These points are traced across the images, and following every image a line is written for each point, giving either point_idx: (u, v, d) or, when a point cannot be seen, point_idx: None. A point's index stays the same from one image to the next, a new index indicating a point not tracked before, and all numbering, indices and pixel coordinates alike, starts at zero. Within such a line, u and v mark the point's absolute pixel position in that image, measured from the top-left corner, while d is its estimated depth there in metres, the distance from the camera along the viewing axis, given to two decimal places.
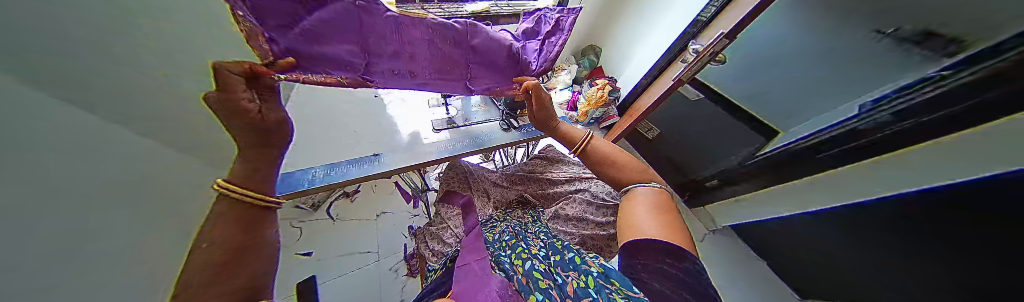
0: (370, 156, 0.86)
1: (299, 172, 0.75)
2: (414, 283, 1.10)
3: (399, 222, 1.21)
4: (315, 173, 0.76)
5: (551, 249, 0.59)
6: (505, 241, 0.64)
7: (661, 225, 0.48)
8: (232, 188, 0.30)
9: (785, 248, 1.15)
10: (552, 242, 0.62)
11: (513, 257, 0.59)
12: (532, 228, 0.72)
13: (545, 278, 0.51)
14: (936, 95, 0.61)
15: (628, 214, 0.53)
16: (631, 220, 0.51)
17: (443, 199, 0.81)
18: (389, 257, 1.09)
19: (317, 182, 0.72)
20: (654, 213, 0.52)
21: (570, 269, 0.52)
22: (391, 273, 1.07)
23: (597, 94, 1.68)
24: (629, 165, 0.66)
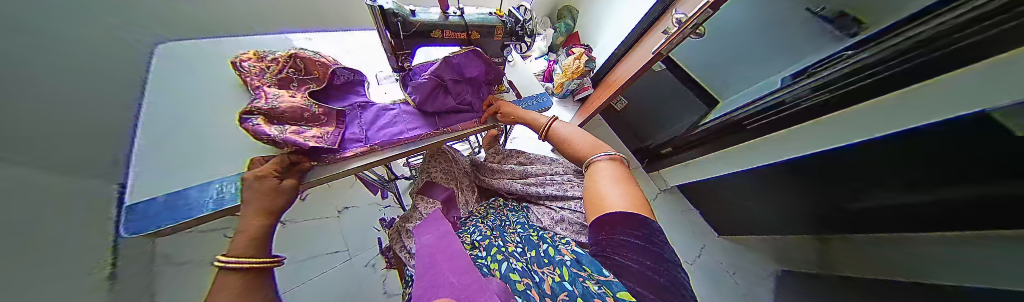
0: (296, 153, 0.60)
1: (196, 190, 0.48)
2: (395, 274, 1.07)
3: (365, 216, 1.13)
4: (216, 189, 0.47)
5: (528, 244, 0.49)
6: (476, 240, 0.52)
7: (627, 194, 0.36)
8: (238, 258, 0.28)
9: (714, 199, 1.44)
10: (528, 234, 0.52)
11: (487, 260, 0.46)
12: (509, 218, 0.60)
13: (523, 278, 0.39)
14: (833, 77, 0.72)
15: (592, 187, 0.40)
16: (596, 193, 0.38)
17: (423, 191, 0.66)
18: (362, 253, 1.03)
19: (206, 204, 0.46)
20: (619, 182, 0.38)
21: (547, 264, 0.42)
22: (366, 268, 1.01)
23: (575, 65, 1.53)
24: (584, 140, 0.50)
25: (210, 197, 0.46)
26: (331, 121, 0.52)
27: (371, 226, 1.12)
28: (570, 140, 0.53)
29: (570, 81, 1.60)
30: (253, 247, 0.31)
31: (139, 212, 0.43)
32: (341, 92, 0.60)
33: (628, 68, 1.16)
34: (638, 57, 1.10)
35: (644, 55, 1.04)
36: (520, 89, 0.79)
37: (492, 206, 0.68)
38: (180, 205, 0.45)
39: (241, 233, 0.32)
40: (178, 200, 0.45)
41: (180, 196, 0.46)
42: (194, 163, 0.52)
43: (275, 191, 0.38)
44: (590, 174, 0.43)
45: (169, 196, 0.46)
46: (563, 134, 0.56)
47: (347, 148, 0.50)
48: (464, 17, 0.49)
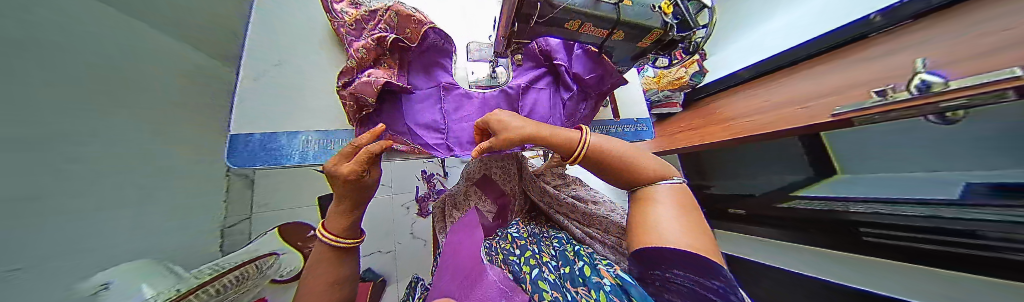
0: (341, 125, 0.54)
1: (285, 137, 0.49)
2: (424, 223, 1.18)
3: (411, 165, 1.21)
4: (301, 142, 0.49)
5: (563, 260, 0.41)
6: (512, 240, 0.49)
7: (688, 223, 0.28)
8: (319, 234, 0.34)
9: None
10: (563, 250, 0.45)
11: (519, 261, 0.41)
12: (549, 232, 0.55)
13: (554, 291, 0.31)
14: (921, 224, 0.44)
15: (639, 213, 0.32)
16: (643, 224, 0.30)
17: (482, 185, 0.66)
18: (403, 194, 1.16)
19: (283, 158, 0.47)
20: (682, 213, 0.29)
21: (582, 285, 0.32)
22: (403, 208, 1.15)
23: (678, 75, 1.15)
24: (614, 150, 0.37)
25: (296, 148, 0.49)
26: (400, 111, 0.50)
27: (414, 174, 1.21)
28: (621, 155, 0.37)
29: (658, 92, 1.26)
30: (346, 230, 0.35)
31: (238, 145, 0.46)
32: (424, 65, 0.52)
33: (750, 108, 0.86)
34: (773, 100, 0.79)
35: (792, 100, 0.71)
36: (620, 106, 0.64)
37: (535, 222, 0.60)
38: (273, 149, 0.48)
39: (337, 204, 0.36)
40: (272, 144, 0.48)
41: (275, 138, 0.49)
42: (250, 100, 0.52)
43: (354, 190, 0.35)
44: (639, 196, 0.34)
45: (264, 135, 0.48)
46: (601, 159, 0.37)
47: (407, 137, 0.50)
48: (619, 7, 0.34)
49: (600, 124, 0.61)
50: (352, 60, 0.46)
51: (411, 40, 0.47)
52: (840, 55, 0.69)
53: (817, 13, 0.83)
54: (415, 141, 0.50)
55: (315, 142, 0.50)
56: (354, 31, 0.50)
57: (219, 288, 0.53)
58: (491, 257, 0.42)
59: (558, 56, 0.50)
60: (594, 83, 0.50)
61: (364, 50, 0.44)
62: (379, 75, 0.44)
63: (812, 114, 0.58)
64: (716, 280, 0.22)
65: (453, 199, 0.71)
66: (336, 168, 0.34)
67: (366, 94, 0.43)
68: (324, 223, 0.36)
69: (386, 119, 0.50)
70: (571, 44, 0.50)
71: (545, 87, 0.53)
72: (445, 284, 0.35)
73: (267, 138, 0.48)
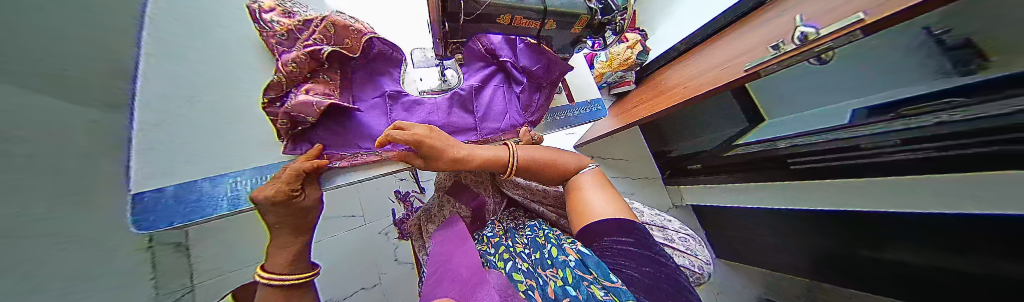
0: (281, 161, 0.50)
1: (207, 184, 0.43)
2: (408, 246, 1.12)
3: (382, 188, 1.13)
4: (228, 185, 0.44)
5: (535, 245, 0.42)
6: (487, 238, 0.49)
7: (610, 197, 0.41)
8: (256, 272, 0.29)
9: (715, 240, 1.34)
10: (535, 236, 0.45)
11: (495, 258, 0.41)
12: (524, 223, 0.54)
13: (526, 279, 0.31)
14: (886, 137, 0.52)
15: (577, 198, 0.43)
16: (580, 204, 0.41)
17: (454, 192, 0.64)
18: (379, 220, 1.09)
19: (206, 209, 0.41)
20: (604, 191, 0.43)
21: (551, 267, 0.33)
22: (381, 235, 1.07)
23: (626, 55, 1.24)
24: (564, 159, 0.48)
25: (222, 193, 0.43)
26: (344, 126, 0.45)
27: (387, 197, 1.13)
28: (550, 162, 0.46)
29: (613, 73, 1.34)
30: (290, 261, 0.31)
31: (148, 204, 0.38)
32: (368, 74, 0.50)
33: (687, 75, 0.96)
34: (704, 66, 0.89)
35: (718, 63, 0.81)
36: (574, 91, 0.67)
37: (512, 217, 0.60)
38: (193, 201, 0.41)
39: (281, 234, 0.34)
40: (190, 195, 0.41)
41: (192, 187, 0.42)
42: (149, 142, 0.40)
43: (288, 216, 0.34)
44: (572, 185, 0.46)
45: (180, 187, 0.41)
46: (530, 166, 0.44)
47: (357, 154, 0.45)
48: None
49: (558, 111, 0.63)
50: (280, 74, 0.41)
51: (353, 50, 0.45)
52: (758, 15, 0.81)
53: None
54: (362, 155, 0.46)
55: (245, 181, 0.46)
56: (286, 41, 0.45)
57: None
58: None
59: (502, 53, 0.51)
60: (541, 72, 0.52)
61: (297, 63, 0.41)
62: (318, 89, 0.41)
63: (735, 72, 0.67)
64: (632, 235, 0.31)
65: (426, 215, 0.67)
66: (270, 189, 0.33)
67: (306, 113, 0.39)
68: (261, 266, 0.30)
69: (326, 135, 0.44)
70: (512, 39, 0.50)
71: (500, 83, 0.53)
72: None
73: (181, 191, 0.41)
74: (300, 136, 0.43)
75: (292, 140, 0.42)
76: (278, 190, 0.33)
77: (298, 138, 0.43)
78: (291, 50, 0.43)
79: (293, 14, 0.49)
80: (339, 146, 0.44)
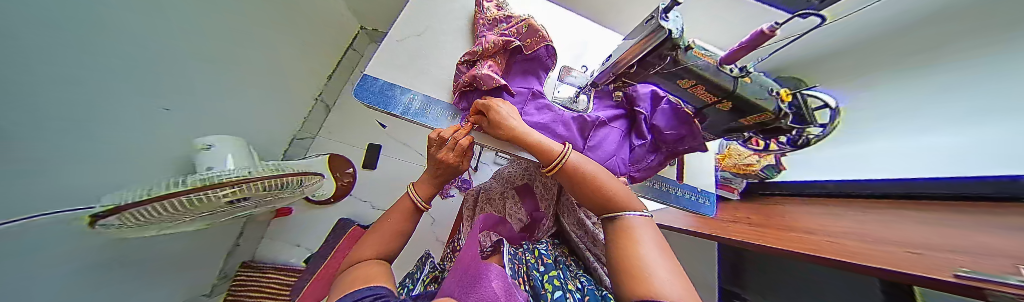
0: (437, 98, 0.56)
1: (399, 91, 0.54)
2: (439, 203, 1.26)
3: None
4: (408, 98, 0.53)
5: (586, 293, 0.37)
6: (536, 258, 0.48)
7: (679, 278, 0.27)
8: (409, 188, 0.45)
9: None
10: (592, 289, 0.39)
11: (541, 278, 0.41)
12: (575, 270, 0.50)
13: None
14: None
15: (627, 253, 0.30)
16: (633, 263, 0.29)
17: (523, 193, 0.68)
18: None
19: (379, 100, 0.50)
20: (665, 257, 0.29)
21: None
22: None
23: (743, 159, 1.07)
24: (616, 185, 0.40)
25: (402, 102, 0.53)
26: None
27: None
28: (598, 186, 0.39)
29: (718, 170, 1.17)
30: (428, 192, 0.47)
31: (366, 84, 0.52)
32: (527, 68, 0.60)
33: (826, 223, 0.76)
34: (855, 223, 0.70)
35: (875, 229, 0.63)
36: (686, 171, 0.63)
37: (562, 250, 0.59)
38: (385, 94, 0.52)
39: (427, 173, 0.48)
40: (387, 92, 0.52)
41: (391, 88, 0.53)
42: (386, 50, 0.56)
43: (461, 156, 0.45)
44: (618, 230, 0.34)
45: (385, 83, 0.53)
46: (574, 180, 0.41)
47: None
48: (739, 81, 0.37)
49: (662, 180, 0.60)
50: (477, 48, 0.54)
51: (529, 46, 0.56)
52: (908, 205, 0.66)
53: (915, 154, 0.75)
54: None
55: (419, 102, 0.54)
56: (488, 26, 0.59)
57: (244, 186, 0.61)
58: (513, 267, 0.44)
59: (642, 104, 0.52)
60: (672, 139, 0.50)
61: (492, 43, 0.53)
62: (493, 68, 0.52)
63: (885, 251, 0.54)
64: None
65: (487, 194, 0.75)
66: (449, 136, 0.45)
67: (484, 82, 0.50)
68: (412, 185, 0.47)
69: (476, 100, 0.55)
70: (661, 97, 0.51)
71: (618, 127, 0.55)
72: (454, 277, 0.36)
73: (383, 85, 0.53)
74: (466, 95, 0.55)
75: (460, 95, 0.55)
76: (461, 142, 0.45)
77: (463, 96, 0.56)
78: (491, 33, 0.56)
79: (501, 6, 0.64)
80: None
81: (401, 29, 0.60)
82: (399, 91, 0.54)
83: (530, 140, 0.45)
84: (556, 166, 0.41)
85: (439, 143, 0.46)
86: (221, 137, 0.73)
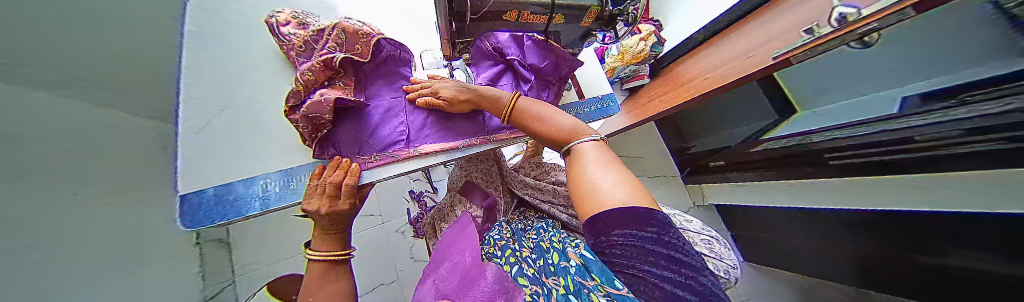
0: (293, 168, 0.48)
1: (242, 185, 0.44)
2: (422, 243, 1.20)
3: (398, 188, 1.23)
4: (260, 186, 0.45)
5: (540, 252, 0.40)
6: (496, 240, 0.47)
7: (629, 185, 0.25)
8: (305, 251, 0.37)
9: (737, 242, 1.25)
10: (541, 243, 0.43)
11: (502, 260, 0.39)
12: (533, 224, 0.55)
13: (532, 284, 0.30)
14: (949, 122, 0.44)
15: (577, 179, 0.29)
16: (582, 189, 0.27)
17: (467, 192, 0.65)
18: (394, 219, 1.18)
19: (223, 210, 0.41)
20: (614, 169, 0.27)
21: (554, 274, 0.32)
22: (397, 233, 1.16)
23: (637, 48, 1.20)
24: (563, 116, 0.37)
25: (255, 194, 0.44)
26: (353, 131, 0.47)
27: (401, 197, 1.22)
28: (544, 118, 0.39)
29: (625, 67, 1.29)
30: (337, 242, 0.40)
31: (193, 204, 0.41)
32: (382, 77, 0.52)
33: (704, 68, 0.97)
34: (725, 56, 0.89)
35: (743, 50, 0.80)
36: (586, 89, 0.67)
37: (524, 216, 0.61)
38: (229, 201, 0.42)
39: (317, 229, 0.41)
40: (227, 196, 0.43)
41: (230, 188, 0.44)
42: (193, 151, 0.45)
43: (352, 196, 0.41)
44: (570, 157, 0.33)
45: (218, 188, 0.43)
46: (525, 119, 0.40)
47: (392, 149, 0.49)
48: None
49: (569, 108, 0.62)
50: (298, 83, 0.42)
51: (365, 55, 0.46)
52: (762, 16, 0.81)
53: None
54: (377, 153, 0.48)
55: (276, 182, 0.46)
56: (304, 52, 0.47)
57: None
58: None
59: (509, 52, 0.52)
60: (548, 69, 0.51)
61: (311, 71, 0.41)
62: (333, 93, 0.41)
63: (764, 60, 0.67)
64: (654, 226, 0.19)
65: (439, 213, 0.70)
66: (330, 181, 0.39)
67: (322, 113, 0.40)
68: (308, 247, 0.39)
69: (347, 136, 0.46)
70: (520, 37, 0.51)
71: (508, 82, 0.53)
72: None
73: (220, 193, 0.43)
74: (327, 140, 0.45)
75: (320, 144, 0.44)
76: (347, 183, 0.40)
77: (325, 143, 0.45)
78: (311, 59, 0.45)
79: (305, 24, 0.53)
80: (356, 149, 0.47)
81: (193, 113, 0.48)
82: (241, 187, 0.44)
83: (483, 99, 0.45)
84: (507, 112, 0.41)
85: (321, 194, 0.39)
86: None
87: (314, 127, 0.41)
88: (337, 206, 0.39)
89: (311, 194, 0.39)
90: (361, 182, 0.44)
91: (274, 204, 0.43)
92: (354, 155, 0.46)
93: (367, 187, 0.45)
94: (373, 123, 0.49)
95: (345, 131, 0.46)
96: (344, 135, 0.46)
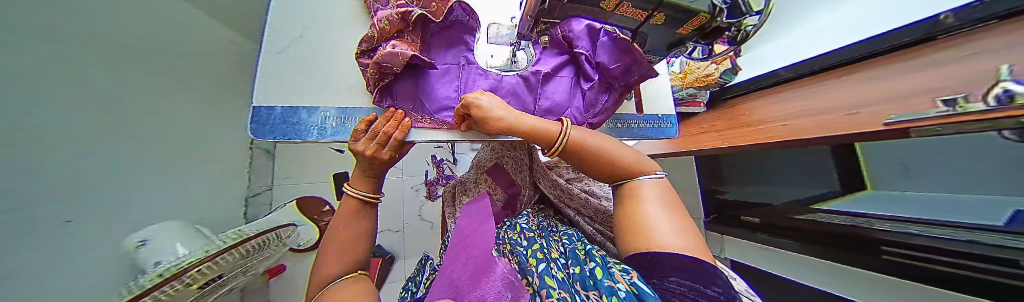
0: (349, 107, 0.51)
1: (305, 111, 0.49)
2: (431, 207, 1.24)
3: (422, 150, 1.28)
4: (320, 116, 0.49)
5: (572, 259, 0.40)
6: (523, 231, 0.48)
7: (682, 230, 0.29)
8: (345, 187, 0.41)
9: None
10: (573, 248, 0.43)
11: (526, 253, 0.41)
12: (558, 227, 0.54)
13: (560, 289, 0.30)
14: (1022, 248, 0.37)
15: (629, 210, 0.34)
16: (634, 222, 0.32)
17: (494, 172, 0.66)
18: (412, 178, 1.24)
19: (288, 129, 0.46)
20: (671, 213, 0.31)
21: (593, 289, 0.31)
22: (412, 191, 1.23)
23: (704, 71, 1.09)
24: (624, 152, 0.38)
25: (314, 123, 0.48)
26: (409, 87, 0.48)
27: (424, 159, 1.28)
28: (607, 153, 0.38)
29: (683, 89, 1.18)
30: (373, 186, 0.43)
31: (262, 117, 0.46)
32: (446, 39, 0.52)
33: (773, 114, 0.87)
34: (813, 105, 0.76)
35: (851, 105, 0.66)
36: (645, 102, 0.62)
37: (547, 215, 0.61)
38: (293, 123, 0.47)
39: (359, 170, 0.43)
40: (292, 118, 0.47)
41: (295, 112, 0.48)
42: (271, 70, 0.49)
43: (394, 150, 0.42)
44: (626, 196, 0.36)
45: (286, 109, 0.47)
46: (579, 156, 0.38)
47: (440, 114, 0.50)
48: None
49: (620, 118, 0.59)
50: (372, 30, 0.42)
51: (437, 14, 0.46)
52: (869, 73, 0.68)
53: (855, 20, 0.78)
54: (428, 115, 0.49)
55: (333, 117, 0.49)
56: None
57: (245, 251, 0.62)
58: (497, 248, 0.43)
59: (581, 44, 0.47)
60: (613, 76, 0.48)
61: (387, 20, 0.41)
62: (404, 48, 0.41)
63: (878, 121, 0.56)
64: (710, 286, 0.21)
65: (462, 185, 0.74)
66: (383, 131, 0.41)
67: (393, 65, 0.40)
68: (349, 184, 0.42)
69: (405, 92, 0.47)
70: (596, 30, 0.45)
71: (566, 75, 0.51)
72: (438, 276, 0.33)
73: (287, 114, 0.47)
74: (387, 90, 0.46)
75: (380, 92, 0.45)
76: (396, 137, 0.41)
77: (384, 92, 0.46)
78: (386, 8, 0.45)
79: None
80: (411, 104, 0.48)
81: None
82: (304, 113, 0.48)
83: (525, 126, 0.39)
84: (561, 148, 0.37)
85: (371, 140, 0.41)
86: (157, 227, 0.53)
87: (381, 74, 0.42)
88: (375, 153, 0.41)
89: (359, 134, 0.42)
90: (406, 139, 0.46)
91: (326, 135, 0.48)
92: (407, 109, 0.48)
93: (408, 144, 0.47)
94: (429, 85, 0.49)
95: (404, 86, 0.47)
96: (403, 90, 0.47)
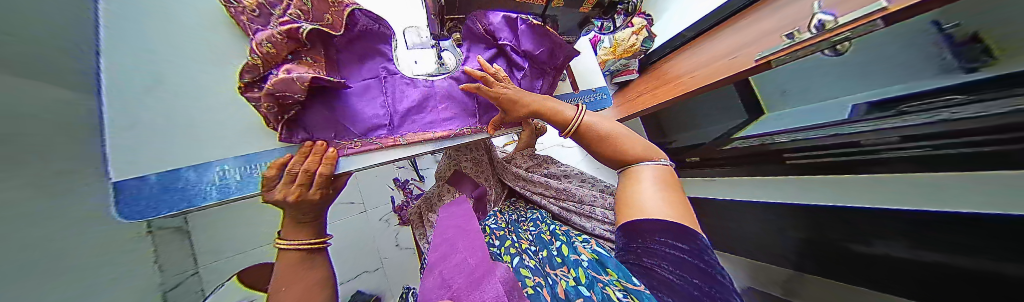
0: (255, 154, 0.44)
1: (194, 172, 0.40)
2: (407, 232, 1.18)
3: (380, 176, 1.19)
4: (216, 173, 0.41)
5: (541, 243, 0.43)
6: (494, 230, 0.48)
7: (670, 203, 0.31)
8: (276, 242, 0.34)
9: None
10: (541, 233, 0.46)
11: (501, 251, 0.41)
12: (526, 215, 0.56)
13: (535, 276, 0.33)
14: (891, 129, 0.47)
15: (626, 188, 0.36)
16: (629, 197, 0.34)
17: (456, 181, 0.64)
18: (376, 209, 1.14)
19: (172, 197, 0.38)
20: (666, 190, 0.33)
21: (562, 266, 0.36)
22: (381, 221, 1.13)
23: (628, 42, 1.20)
24: (633, 140, 0.38)
25: (209, 183, 0.40)
26: (325, 113, 0.42)
27: (386, 184, 1.19)
28: (610, 136, 0.39)
29: (616, 60, 1.30)
30: (312, 231, 0.38)
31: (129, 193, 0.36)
32: (358, 54, 0.47)
33: (687, 68, 1.01)
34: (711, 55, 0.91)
35: (728, 52, 0.82)
36: (579, 79, 0.67)
37: (516, 207, 0.62)
38: (178, 190, 0.38)
39: (287, 218, 0.37)
40: (176, 184, 0.39)
41: (178, 176, 0.39)
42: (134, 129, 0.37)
43: (326, 186, 0.37)
44: (628, 175, 0.37)
45: (165, 175, 0.38)
46: (591, 137, 0.40)
47: (373, 135, 0.46)
48: None
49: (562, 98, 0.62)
50: (254, 56, 0.35)
51: (336, 27, 0.41)
52: (744, 21, 0.84)
53: None
54: (359, 138, 0.44)
55: (234, 170, 0.42)
56: (258, 18, 0.40)
57: None
58: None
59: (502, 35, 0.48)
60: (540, 61, 0.50)
61: (270, 42, 0.35)
62: (302, 70, 0.36)
63: (748, 61, 0.70)
64: (690, 243, 0.27)
65: (425, 202, 0.70)
66: (304, 168, 0.36)
67: (293, 93, 0.35)
68: (280, 237, 0.36)
69: (322, 119, 0.41)
70: (512, 20, 0.47)
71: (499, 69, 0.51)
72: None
73: (165, 179, 0.38)
74: (296, 122, 0.39)
75: (287, 127, 0.38)
76: (323, 173, 0.37)
77: (293, 125, 0.39)
78: (267, 28, 0.38)
79: None
80: (333, 132, 0.42)
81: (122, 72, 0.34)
82: (192, 174, 0.40)
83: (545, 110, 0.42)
84: (573, 130, 0.40)
85: (293, 181, 0.35)
86: None
87: (281, 105, 0.35)
88: (304, 194, 0.35)
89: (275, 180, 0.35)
90: (338, 171, 0.40)
91: (230, 193, 0.40)
92: (331, 139, 0.42)
93: (344, 176, 0.42)
94: (350, 107, 0.44)
95: (319, 113, 0.41)
96: (318, 118, 0.41)
